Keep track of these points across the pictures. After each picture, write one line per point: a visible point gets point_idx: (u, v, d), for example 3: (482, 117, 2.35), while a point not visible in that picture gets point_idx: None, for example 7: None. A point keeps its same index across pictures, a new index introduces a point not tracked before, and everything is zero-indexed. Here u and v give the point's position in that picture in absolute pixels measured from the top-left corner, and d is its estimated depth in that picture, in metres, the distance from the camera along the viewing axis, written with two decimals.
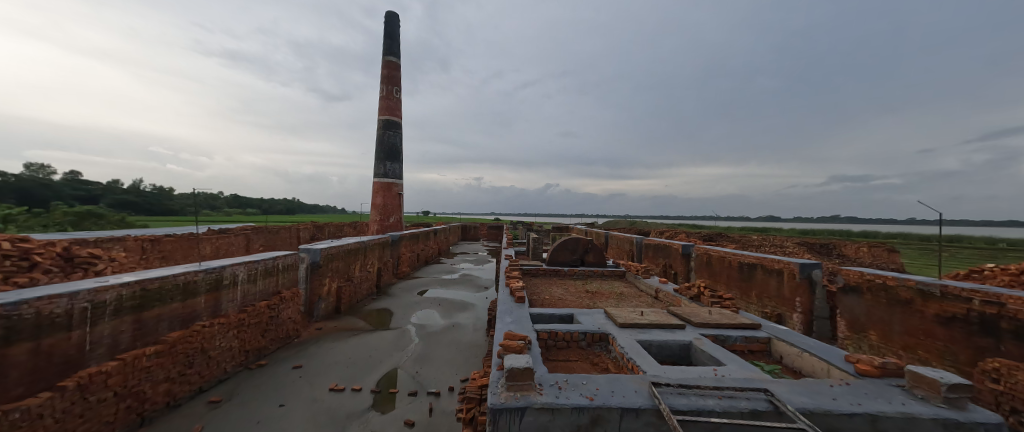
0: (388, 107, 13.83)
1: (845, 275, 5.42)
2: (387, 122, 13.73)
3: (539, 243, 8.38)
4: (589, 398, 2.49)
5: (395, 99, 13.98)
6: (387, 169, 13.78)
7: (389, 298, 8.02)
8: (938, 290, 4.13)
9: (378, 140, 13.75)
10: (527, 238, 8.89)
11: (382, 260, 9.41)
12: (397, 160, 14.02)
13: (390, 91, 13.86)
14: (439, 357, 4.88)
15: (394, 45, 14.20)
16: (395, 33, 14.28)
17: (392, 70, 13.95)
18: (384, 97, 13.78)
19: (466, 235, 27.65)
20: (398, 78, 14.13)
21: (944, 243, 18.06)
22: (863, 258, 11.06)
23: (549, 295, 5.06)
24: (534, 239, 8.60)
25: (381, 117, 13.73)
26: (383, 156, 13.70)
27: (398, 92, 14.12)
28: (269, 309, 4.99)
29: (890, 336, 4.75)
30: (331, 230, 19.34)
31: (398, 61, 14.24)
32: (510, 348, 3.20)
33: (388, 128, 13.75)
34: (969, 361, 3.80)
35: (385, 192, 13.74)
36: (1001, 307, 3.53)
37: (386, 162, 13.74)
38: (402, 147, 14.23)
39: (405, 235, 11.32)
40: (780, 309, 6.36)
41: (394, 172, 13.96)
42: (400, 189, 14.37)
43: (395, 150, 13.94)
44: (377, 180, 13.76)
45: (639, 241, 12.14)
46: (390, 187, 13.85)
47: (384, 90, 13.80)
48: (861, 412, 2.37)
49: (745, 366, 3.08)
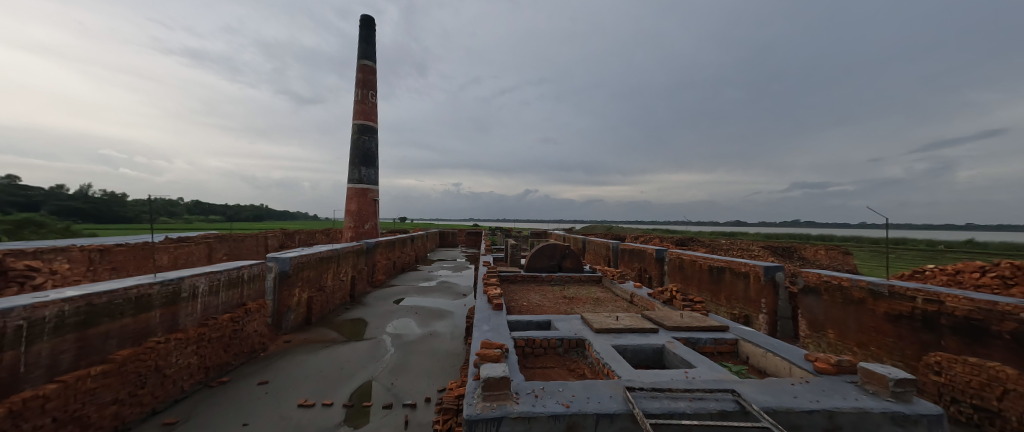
0: (363, 111, 13.54)
1: (806, 277, 5.68)
2: (361, 126, 13.42)
3: (517, 250, 8.31)
4: (565, 405, 2.51)
5: (371, 103, 13.71)
6: (362, 175, 13.43)
7: (364, 308, 7.78)
8: (886, 290, 4.42)
9: (353, 145, 13.42)
10: (505, 245, 8.83)
11: (356, 268, 9.13)
12: (372, 165, 13.71)
13: (366, 95, 13.59)
14: (416, 367, 4.76)
15: (370, 49, 13.98)
16: (371, 37, 14.05)
17: (367, 74, 13.68)
18: (359, 101, 13.50)
19: (443, 242, 27.16)
20: (374, 82, 13.86)
21: (888, 246, 19.45)
22: (822, 260, 11.72)
23: (527, 302, 5.05)
24: (512, 245, 8.55)
25: (356, 121, 13.43)
26: (357, 161, 13.35)
27: (373, 97, 13.85)
28: (232, 323, 4.73)
29: (846, 334, 5.02)
30: (302, 237, 18.51)
31: (373, 65, 14.00)
32: (487, 357, 3.18)
33: (363, 133, 13.45)
34: (915, 355, 4.10)
35: (360, 197, 13.39)
36: (940, 304, 3.84)
37: (361, 168, 13.40)
38: (378, 152, 13.93)
39: (381, 241, 11.04)
40: (747, 310, 6.61)
41: (369, 178, 13.63)
42: (376, 194, 14.03)
43: (372, 155, 13.66)
44: (351, 186, 13.40)
45: (615, 246, 12.37)
46: (365, 193, 13.50)
47: (359, 94, 13.52)
48: (819, 409, 2.51)
49: (714, 368, 3.19)
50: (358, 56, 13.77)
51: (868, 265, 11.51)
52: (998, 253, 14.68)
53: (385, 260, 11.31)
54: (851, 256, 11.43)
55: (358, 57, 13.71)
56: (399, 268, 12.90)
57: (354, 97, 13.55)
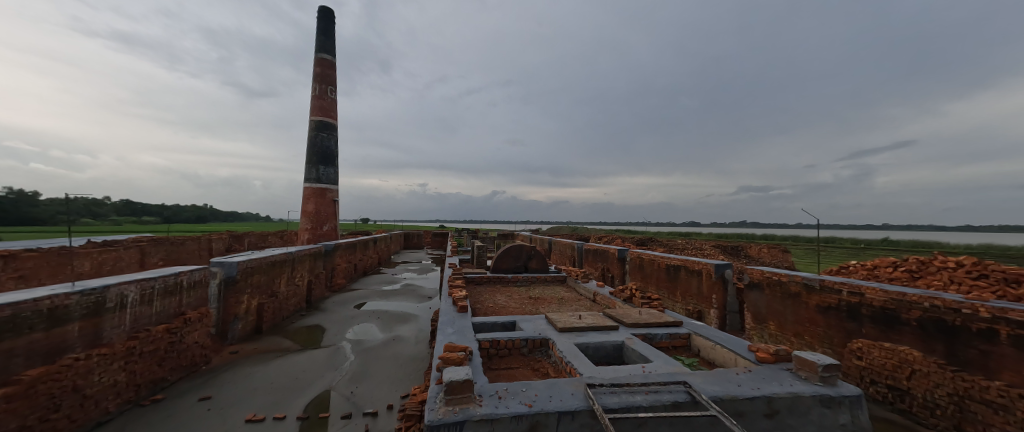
0: (321, 107, 12.91)
1: (750, 273, 6.11)
2: (319, 123, 12.77)
3: (483, 251, 8.26)
4: (528, 405, 2.53)
5: (329, 99, 13.10)
6: (320, 174, 12.78)
7: (322, 314, 7.39)
8: (817, 284, 4.87)
9: (309, 142, 12.73)
10: (472, 246, 8.74)
11: (313, 272, 8.65)
12: (332, 164, 13.10)
13: (324, 90, 12.96)
14: (378, 374, 4.59)
15: (329, 41, 13.36)
16: (330, 30, 13.45)
17: (325, 69, 13.08)
18: (316, 96, 12.85)
19: (408, 243, 26.44)
20: (332, 77, 13.27)
21: (819, 244, 21.52)
22: (765, 257, 12.73)
23: (492, 303, 5.03)
24: (479, 247, 8.49)
25: (313, 117, 12.77)
26: (315, 160, 12.69)
27: (332, 92, 13.25)
28: (169, 334, 4.31)
29: (784, 325, 5.46)
30: (252, 239, 17.24)
31: (332, 59, 13.40)
32: (450, 360, 3.14)
33: (321, 130, 12.80)
34: (842, 342, 4.55)
35: (318, 198, 12.73)
36: (861, 296, 4.29)
37: (319, 166, 12.75)
38: (337, 150, 13.33)
39: (341, 243, 10.55)
40: (701, 306, 7.03)
41: (328, 177, 13.00)
42: (336, 194, 13.41)
43: (330, 153, 13.04)
44: (308, 186, 12.70)
45: (580, 247, 12.68)
46: (324, 194, 12.86)
47: (316, 89, 12.87)
48: (759, 396, 2.73)
49: (669, 362, 3.36)
50: (315, 49, 13.11)
51: (803, 262, 12.66)
52: (906, 249, 16.63)
53: (345, 264, 10.82)
54: (789, 254, 12.52)
55: (315, 50, 13.07)
56: (360, 271, 12.38)
57: (311, 92, 12.88)
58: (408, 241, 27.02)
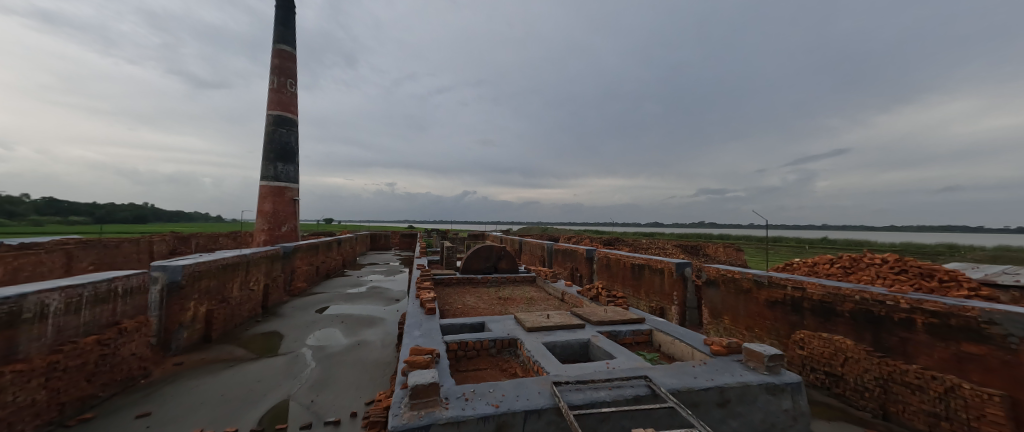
0: (280, 101, 12.25)
1: (707, 271, 6.45)
2: (277, 118, 12.11)
3: (453, 252, 8.17)
4: (495, 406, 2.52)
5: (288, 92, 12.46)
6: (278, 171, 12.08)
7: (280, 319, 6.99)
8: (766, 280, 5.23)
9: (266, 138, 12.02)
10: (442, 247, 8.61)
11: (270, 276, 8.16)
12: (291, 161, 12.45)
13: (282, 84, 12.33)
14: (340, 380, 4.41)
15: (289, 32, 12.72)
16: (290, 20, 12.81)
17: (284, 61, 12.45)
18: (274, 89, 12.18)
19: (375, 244, 25.60)
20: (292, 70, 12.64)
21: (766, 243, 23.23)
22: (721, 255, 13.55)
23: (461, 305, 4.98)
24: (449, 247, 8.38)
25: (271, 111, 12.08)
26: (273, 156, 12.00)
27: (292, 85, 12.62)
28: (100, 346, 3.90)
29: (737, 319, 5.82)
30: (200, 241, 15.97)
31: (292, 51, 12.77)
32: (416, 364, 3.07)
33: (279, 125, 12.13)
34: (787, 333, 4.93)
35: (276, 196, 12.03)
36: (804, 290, 4.67)
37: (277, 163, 12.06)
38: (297, 147, 12.68)
39: (301, 245, 10.04)
40: (663, 303, 7.34)
41: (287, 175, 12.32)
42: (295, 193, 12.74)
43: (290, 150, 12.39)
44: (264, 184, 11.96)
45: (549, 247, 12.86)
46: (283, 193, 12.19)
47: (274, 81, 12.21)
48: (712, 386, 2.90)
49: (632, 358, 3.49)
50: (273, 40, 12.42)
51: (754, 259, 13.61)
52: (840, 247, 18.27)
53: (305, 266, 10.29)
54: (742, 252, 13.41)
55: (274, 40, 12.38)
56: (322, 274, 11.83)
57: (268, 85, 12.19)
58: (375, 243, 26.14)
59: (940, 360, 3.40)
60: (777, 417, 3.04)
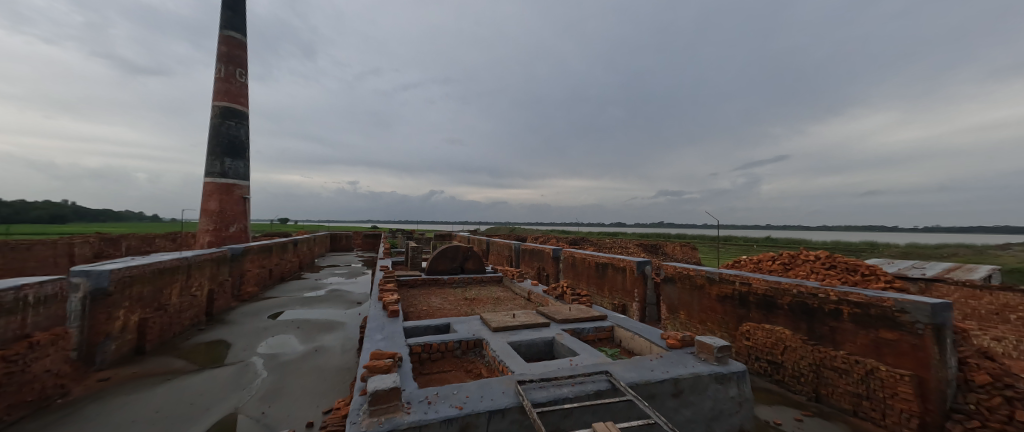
0: (228, 91, 11.42)
1: (665, 269, 6.78)
2: (225, 109, 11.26)
3: (418, 253, 7.99)
4: (459, 408, 2.49)
5: (238, 82, 11.65)
6: (226, 167, 11.23)
7: (226, 327, 6.48)
8: (717, 276, 5.59)
9: (212, 131, 11.14)
10: (408, 248, 8.41)
11: (215, 280, 7.55)
12: (241, 156, 11.62)
13: (231, 73, 11.51)
14: (295, 389, 4.17)
15: (238, 18, 11.90)
16: (239, 5, 12.00)
17: (233, 49, 11.63)
18: (221, 79, 11.33)
19: (335, 245, 24.45)
20: (242, 59, 11.84)
21: (716, 242, 24.91)
22: (678, 254, 14.34)
23: (426, 306, 4.88)
24: (414, 248, 8.19)
25: (217, 102, 11.23)
26: (219, 151, 11.13)
27: (242, 75, 11.81)
28: (6, 363, 3.41)
29: (691, 314, 6.17)
30: (131, 243, 14.44)
31: (242, 39, 11.96)
32: (377, 369, 2.97)
33: (227, 117, 11.29)
34: (735, 326, 5.30)
35: (224, 194, 11.17)
36: (750, 285, 5.04)
37: (225, 159, 11.20)
38: (248, 141, 11.87)
39: (251, 247, 9.38)
40: (625, 300, 7.63)
41: (236, 171, 11.49)
42: (246, 191, 11.91)
43: (239, 144, 11.57)
44: (209, 180, 11.05)
45: (517, 247, 12.95)
46: (232, 190, 11.34)
47: (222, 70, 11.36)
48: (668, 378, 3.05)
49: (594, 354, 3.60)
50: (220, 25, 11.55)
51: (707, 257, 14.52)
52: (780, 246, 20.00)
53: (257, 269, 9.62)
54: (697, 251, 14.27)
55: (221, 26, 11.53)
56: (276, 278, 11.11)
57: (215, 74, 11.32)
58: (335, 243, 24.99)
59: (862, 345, 3.81)
60: (725, 404, 3.26)
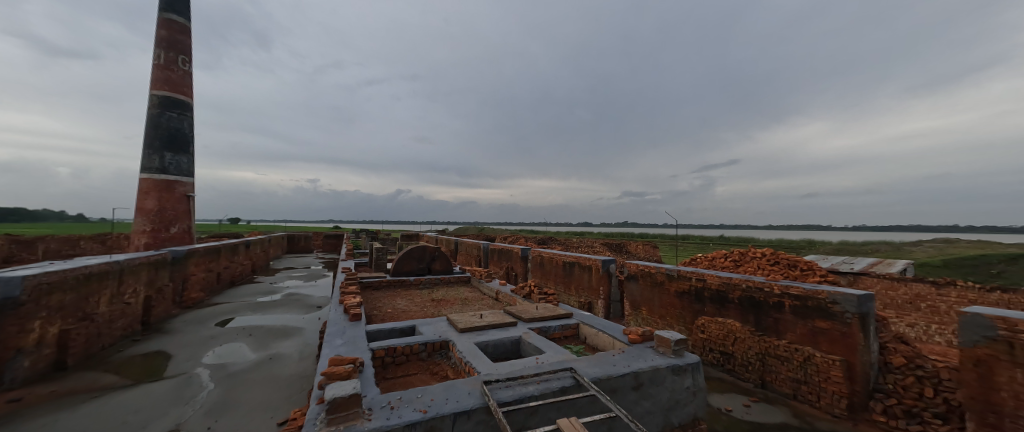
0: (168, 79, 10.48)
1: (628, 267, 7.05)
2: (165, 99, 10.33)
3: (383, 253, 7.75)
4: (423, 411, 2.43)
5: (180, 70, 10.74)
6: (167, 162, 10.30)
7: (166, 337, 5.92)
8: (676, 273, 5.89)
9: (149, 122, 10.17)
10: (372, 248, 8.13)
11: (152, 285, 6.88)
12: (183, 151, 10.71)
13: (172, 60, 10.58)
14: (246, 401, 3.91)
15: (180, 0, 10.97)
16: None
17: (174, 34, 10.71)
18: (160, 65, 10.39)
19: (293, 246, 23.12)
20: (184, 45, 10.92)
21: (674, 240, 26.32)
22: (640, 252, 14.97)
23: (391, 308, 4.76)
24: (379, 248, 7.95)
25: (156, 92, 10.28)
26: (158, 144, 10.18)
27: (185, 63, 10.90)
28: None
29: (652, 309, 6.45)
30: (47, 246, 12.77)
31: (185, 24, 11.03)
32: (336, 375, 2.84)
33: (167, 108, 10.37)
34: (692, 320, 5.61)
35: (164, 192, 10.23)
36: (705, 281, 5.35)
37: (165, 153, 10.27)
38: (192, 135, 10.96)
39: (196, 249, 8.66)
40: (591, 298, 7.85)
41: (179, 167, 10.57)
42: (190, 189, 10.98)
43: (182, 138, 10.66)
44: (146, 177, 10.07)
45: (485, 247, 12.93)
46: (173, 188, 10.41)
47: (160, 56, 10.41)
48: (629, 372, 3.18)
49: (559, 351, 3.67)
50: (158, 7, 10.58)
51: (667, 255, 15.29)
52: (730, 244, 21.46)
53: (202, 273, 8.89)
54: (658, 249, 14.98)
55: (159, 8, 10.57)
56: (225, 282, 10.32)
57: (152, 60, 10.35)
58: (293, 245, 23.63)
59: (801, 334, 4.18)
60: (682, 395, 3.45)
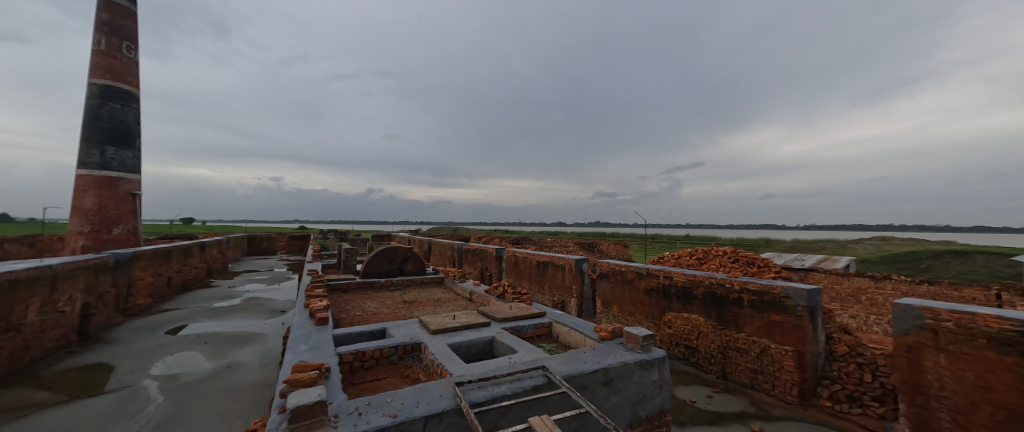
0: (110, 67, 9.63)
1: (600, 265, 7.22)
2: (107, 89, 9.48)
3: (352, 255, 7.50)
4: (392, 416, 2.38)
5: (124, 58, 9.91)
6: (109, 157, 9.45)
7: (107, 348, 5.43)
8: (645, 271, 6.10)
9: (87, 113, 9.29)
10: (341, 249, 7.85)
11: (91, 292, 6.29)
12: (128, 145, 9.88)
13: (115, 46, 9.74)
14: (201, 412, 3.67)
15: None
16: None
17: (117, 18, 9.86)
18: (101, 52, 9.53)
19: (254, 248, 21.86)
20: (129, 31, 10.09)
21: (643, 240, 27.30)
22: (612, 251, 15.41)
23: (360, 311, 4.62)
24: (348, 249, 7.69)
25: (95, 80, 9.42)
26: (98, 137, 9.31)
27: (129, 50, 10.07)
28: None
29: (622, 307, 6.65)
30: None
31: (129, 7, 10.18)
32: (300, 382, 2.71)
33: (109, 98, 9.53)
34: (660, 316, 5.83)
35: (106, 189, 9.38)
36: (672, 278, 5.58)
37: (107, 147, 9.41)
38: (137, 128, 10.15)
39: (142, 252, 8.02)
40: (564, 296, 7.99)
41: (123, 162, 9.74)
42: (135, 186, 10.15)
43: (127, 131, 9.84)
44: (84, 173, 9.18)
45: (460, 247, 12.83)
46: (117, 185, 9.59)
47: (101, 42, 9.56)
48: (599, 369, 3.26)
49: (532, 350, 3.71)
50: None
51: (638, 254, 15.82)
52: (695, 243, 22.50)
53: (149, 277, 8.23)
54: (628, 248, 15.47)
55: None
56: (176, 287, 9.61)
57: (91, 45, 9.48)
58: (255, 246, 22.33)
59: (758, 327, 4.45)
60: (649, 388, 3.59)
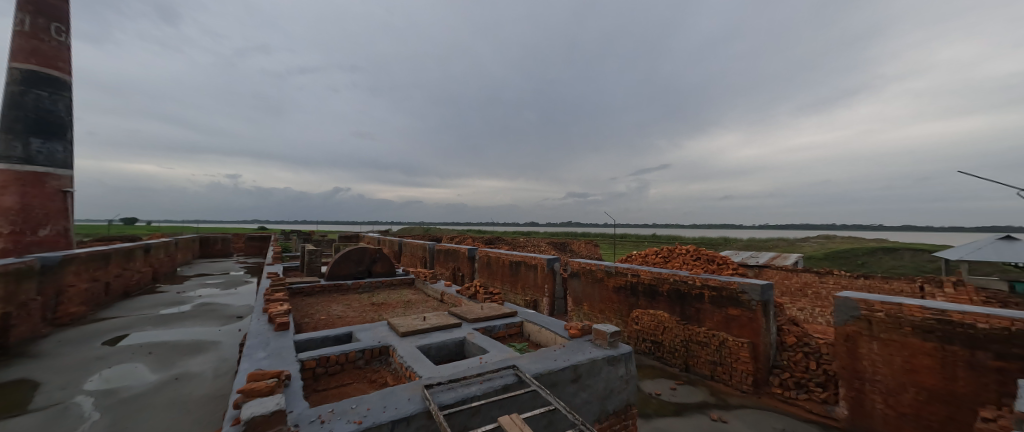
0: (35, 51, 8.67)
1: (571, 264, 7.37)
2: (32, 75, 8.53)
3: (316, 256, 7.19)
4: (357, 422, 2.30)
5: (53, 41, 8.96)
6: (35, 150, 8.50)
7: (30, 362, 4.88)
8: (614, 269, 6.29)
9: (6, 101, 8.29)
10: (305, 250, 7.51)
11: (10, 300, 5.62)
12: (58, 138, 8.94)
13: (41, 28, 8.79)
14: (144, 428, 3.40)
15: None
16: None
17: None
18: (24, 33, 8.55)
19: (207, 250, 20.37)
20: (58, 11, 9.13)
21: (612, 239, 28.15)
22: (583, 250, 15.78)
23: (325, 315, 4.45)
24: (312, 251, 7.37)
25: (16, 65, 8.44)
26: (21, 128, 8.33)
27: (59, 33, 9.12)
28: None
29: (592, 304, 6.83)
30: None
31: None
32: (256, 391, 2.56)
33: (35, 85, 8.58)
34: (627, 313, 6.04)
35: (30, 186, 8.43)
36: (639, 276, 5.79)
37: (32, 139, 8.45)
38: (69, 119, 9.20)
39: (75, 255, 7.27)
40: (536, 296, 8.09)
41: (51, 157, 8.79)
42: (65, 183, 9.18)
43: (56, 122, 8.89)
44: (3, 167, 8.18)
45: (432, 247, 12.65)
46: (44, 181, 8.65)
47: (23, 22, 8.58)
48: (568, 366, 3.34)
49: (503, 349, 3.73)
50: None
51: (607, 253, 16.31)
52: (660, 241, 23.51)
53: (83, 284, 7.47)
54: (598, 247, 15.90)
55: None
56: (115, 293, 8.79)
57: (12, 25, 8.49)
58: (208, 248, 20.79)
59: (717, 321, 4.72)
60: (616, 383, 3.71)
